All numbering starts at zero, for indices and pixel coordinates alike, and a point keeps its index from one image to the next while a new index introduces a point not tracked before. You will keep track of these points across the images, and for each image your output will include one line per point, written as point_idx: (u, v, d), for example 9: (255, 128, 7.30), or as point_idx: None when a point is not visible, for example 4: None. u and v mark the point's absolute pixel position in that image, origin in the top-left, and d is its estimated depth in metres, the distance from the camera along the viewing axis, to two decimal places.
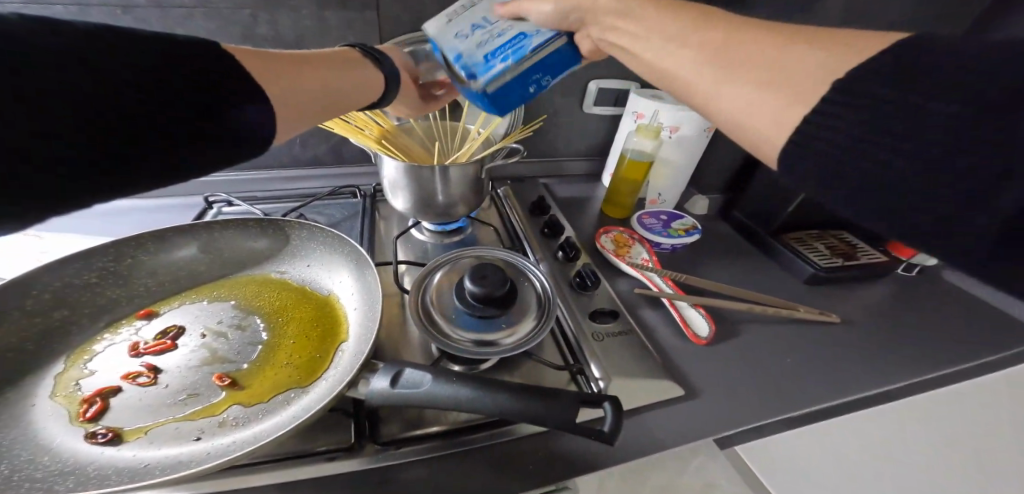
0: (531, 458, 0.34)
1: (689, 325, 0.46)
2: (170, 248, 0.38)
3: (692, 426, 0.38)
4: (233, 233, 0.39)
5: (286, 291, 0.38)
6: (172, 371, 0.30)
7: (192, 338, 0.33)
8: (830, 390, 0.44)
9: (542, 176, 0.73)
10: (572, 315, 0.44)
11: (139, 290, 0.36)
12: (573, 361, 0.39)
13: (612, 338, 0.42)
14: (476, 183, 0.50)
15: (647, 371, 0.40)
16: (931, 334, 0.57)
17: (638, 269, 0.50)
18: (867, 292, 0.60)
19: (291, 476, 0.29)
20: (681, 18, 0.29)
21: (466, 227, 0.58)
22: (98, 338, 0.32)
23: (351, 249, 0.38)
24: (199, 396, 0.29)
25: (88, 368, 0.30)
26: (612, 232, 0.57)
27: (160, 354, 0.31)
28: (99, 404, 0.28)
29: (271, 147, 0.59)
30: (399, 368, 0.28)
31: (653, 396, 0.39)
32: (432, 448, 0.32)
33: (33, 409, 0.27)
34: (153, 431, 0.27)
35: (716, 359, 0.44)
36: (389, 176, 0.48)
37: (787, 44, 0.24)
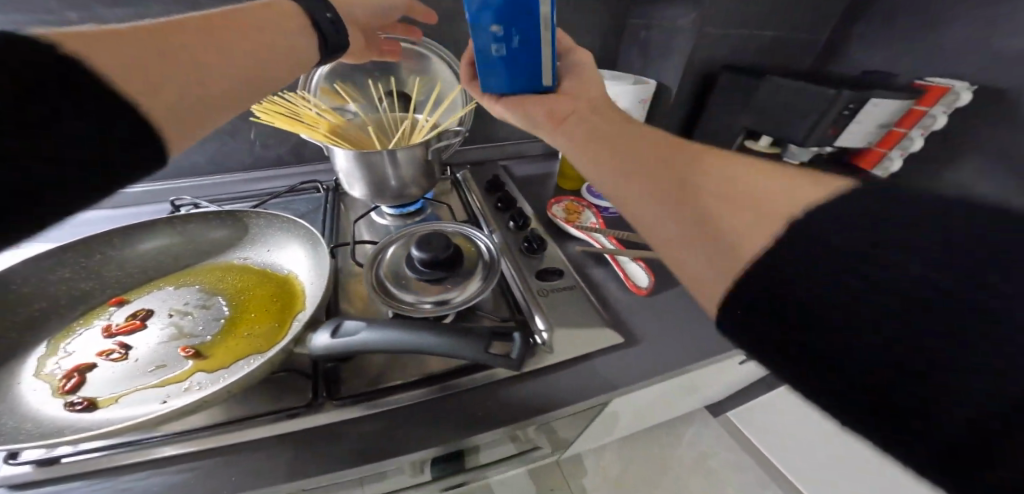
0: (481, 402, 0.37)
1: (629, 277, 0.49)
2: (137, 242, 0.41)
3: (631, 363, 0.42)
4: (195, 226, 0.42)
5: (249, 273, 0.41)
6: (142, 347, 0.33)
7: (160, 318, 0.36)
8: None
9: (499, 159, 0.77)
10: (521, 276, 0.47)
11: (111, 283, 0.39)
12: (519, 314, 0.43)
13: (555, 292, 0.46)
14: (424, 165, 0.53)
15: (587, 319, 0.44)
16: None
17: (584, 231, 0.54)
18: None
19: (257, 430, 0.32)
20: (648, 142, 0.30)
21: (425, 208, 0.62)
22: (73, 326, 0.35)
23: (304, 229, 0.41)
24: (167, 366, 0.32)
25: (65, 350, 0.33)
26: (563, 202, 0.61)
27: (130, 333, 0.34)
28: (76, 378, 0.31)
29: (233, 150, 0.62)
30: (340, 321, 0.31)
31: (596, 342, 0.42)
32: (388, 397, 0.36)
33: (16, 386, 0.30)
34: (124, 398, 0.30)
35: (656, 305, 0.48)
36: (341, 167, 0.51)
37: (745, 174, 0.23)
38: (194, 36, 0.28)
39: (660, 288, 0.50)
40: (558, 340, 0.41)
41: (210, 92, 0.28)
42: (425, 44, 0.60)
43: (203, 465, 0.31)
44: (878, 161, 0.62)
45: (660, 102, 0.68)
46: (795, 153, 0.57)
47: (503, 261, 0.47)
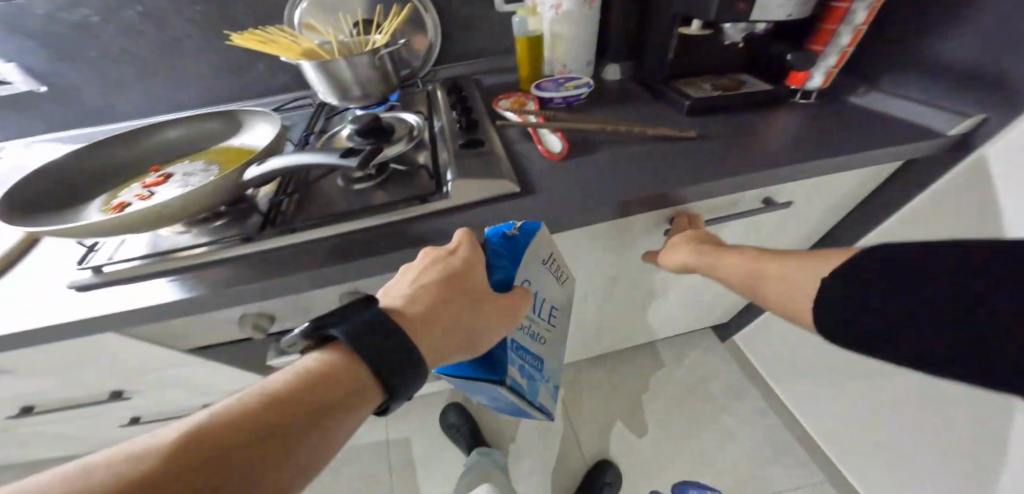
0: (389, 237, 0.43)
1: (545, 146, 0.53)
2: (165, 131, 0.55)
3: (530, 205, 0.44)
4: (201, 121, 0.55)
5: (236, 150, 0.53)
6: (160, 191, 0.46)
7: (175, 177, 0.49)
8: (684, 175, 0.50)
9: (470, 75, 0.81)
10: (449, 146, 0.52)
11: (145, 159, 0.53)
12: (435, 172, 0.49)
13: (471, 155, 0.49)
14: (379, 71, 0.62)
15: (492, 175, 0.46)
16: (837, 134, 0.57)
17: (514, 112, 0.59)
18: (766, 117, 0.62)
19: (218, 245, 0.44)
20: (782, 267, 0.40)
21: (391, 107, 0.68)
22: (119, 183, 0.50)
23: (273, 117, 0.52)
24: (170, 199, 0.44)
25: (117, 194, 0.48)
26: (512, 97, 0.65)
27: (156, 185, 0.48)
28: (120, 205, 0.44)
29: (243, 85, 0.75)
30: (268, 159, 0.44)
31: (494, 190, 0.45)
32: (310, 227, 0.43)
33: (85, 211, 0.45)
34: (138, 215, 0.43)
35: (575, 165, 0.51)
36: (310, 78, 0.61)
37: (847, 270, 0.35)
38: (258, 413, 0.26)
39: (581, 156, 0.53)
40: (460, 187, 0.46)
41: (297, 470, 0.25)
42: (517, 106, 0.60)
43: (194, 270, 0.43)
44: (830, 39, 0.60)
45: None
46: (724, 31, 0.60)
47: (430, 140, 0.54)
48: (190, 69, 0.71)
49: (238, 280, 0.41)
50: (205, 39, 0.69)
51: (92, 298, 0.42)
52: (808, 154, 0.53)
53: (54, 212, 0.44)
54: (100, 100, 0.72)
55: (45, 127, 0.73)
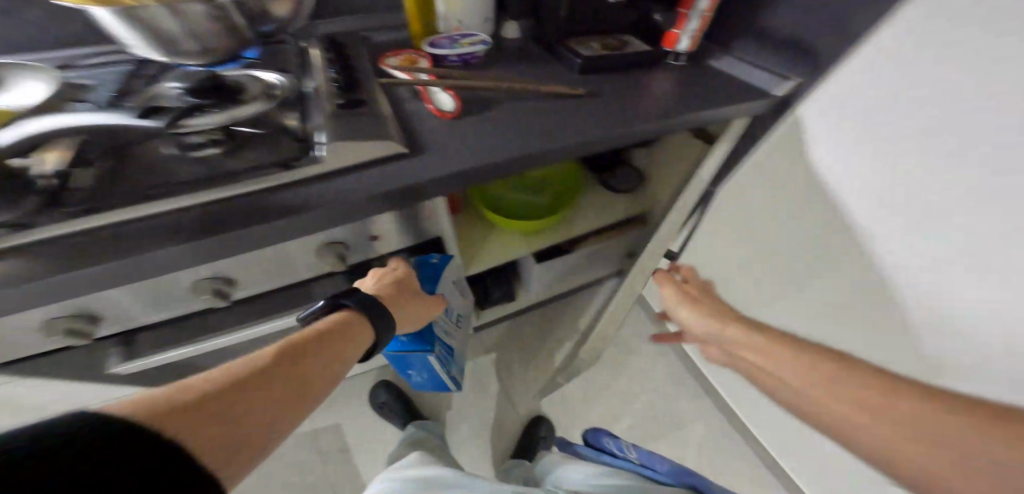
0: (250, 209, 0.38)
1: (437, 105, 0.51)
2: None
3: (414, 170, 0.43)
4: None
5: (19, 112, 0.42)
6: None
7: None
8: (571, 132, 0.51)
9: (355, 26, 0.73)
10: (321, 107, 0.47)
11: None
12: (303, 137, 0.44)
13: (349, 116, 0.45)
14: (219, 19, 0.52)
15: (372, 135, 0.44)
16: (708, 90, 0.63)
17: (403, 69, 0.57)
18: (649, 75, 0.66)
19: None
20: (827, 366, 0.38)
21: (246, 64, 0.60)
22: None
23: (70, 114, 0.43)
24: None
25: None
26: (402, 54, 0.62)
27: None
28: None
29: None
30: None
31: (375, 153, 0.43)
32: (141, 202, 0.37)
33: None
34: None
35: (464, 124, 0.50)
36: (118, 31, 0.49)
37: (906, 401, 0.32)
38: (289, 364, 0.35)
39: (473, 114, 0.52)
40: (334, 149, 0.42)
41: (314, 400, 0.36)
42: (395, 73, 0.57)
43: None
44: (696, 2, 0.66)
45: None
46: None
47: (302, 100, 0.49)
48: None
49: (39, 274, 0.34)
50: None
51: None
52: (682, 108, 0.58)
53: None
54: None
55: None
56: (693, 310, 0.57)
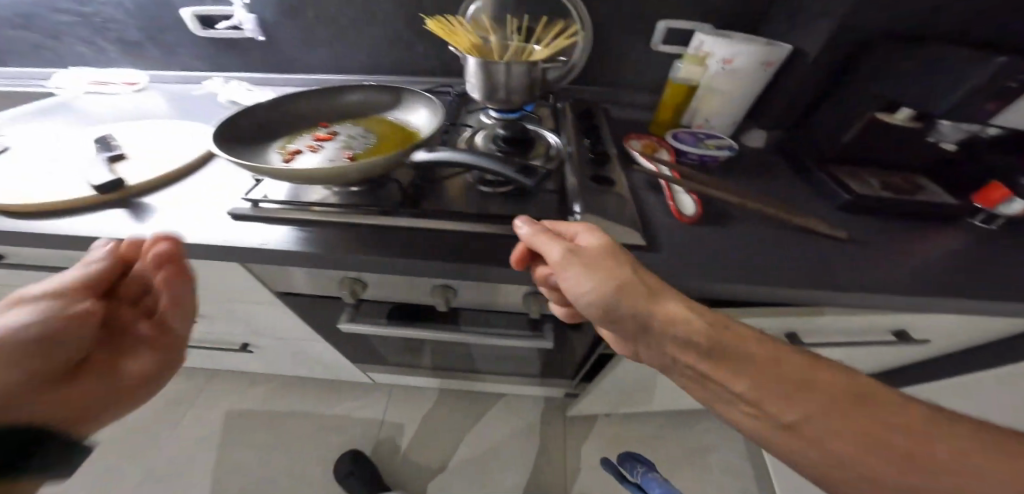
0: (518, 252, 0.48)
1: (677, 204, 0.52)
2: (347, 94, 0.58)
3: (640, 265, 0.46)
4: (356, 88, 0.59)
5: (405, 131, 0.54)
6: (327, 149, 0.51)
7: (336, 139, 0.53)
8: (813, 277, 0.45)
9: (603, 101, 0.84)
10: (582, 180, 0.55)
11: (327, 110, 0.57)
12: (565, 202, 0.52)
13: (605, 193, 0.53)
14: (529, 81, 0.66)
15: (619, 222, 0.49)
16: (1009, 286, 0.48)
17: (651, 160, 0.60)
18: (923, 234, 0.54)
19: (372, 219, 0.49)
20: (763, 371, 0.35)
21: (523, 116, 0.73)
22: (302, 130, 0.55)
23: (433, 99, 0.55)
24: (336, 158, 0.50)
25: (293, 141, 0.52)
26: (644, 140, 0.67)
27: (326, 141, 0.52)
28: (296, 153, 0.50)
29: (410, 59, 0.87)
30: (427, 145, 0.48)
31: (622, 236, 0.48)
32: (443, 221, 0.50)
33: (262, 153, 0.49)
34: (309, 166, 0.47)
35: (688, 232, 0.50)
36: (471, 69, 0.66)
37: (795, 387, 0.34)
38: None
39: (703, 219, 0.52)
40: (590, 225, 0.48)
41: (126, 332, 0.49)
42: (646, 163, 0.61)
43: (314, 227, 0.49)
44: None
45: (798, 63, 0.62)
46: (938, 128, 0.54)
47: (570, 163, 0.58)
48: (370, 39, 0.84)
49: (345, 249, 0.47)
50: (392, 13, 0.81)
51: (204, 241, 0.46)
52: (955, 291, 0.46)
53: (231, 147, 0.44)
54: (291, 41, 0.85)
55: (239, 67, 0.88)
56: (595, 281, 0.36)
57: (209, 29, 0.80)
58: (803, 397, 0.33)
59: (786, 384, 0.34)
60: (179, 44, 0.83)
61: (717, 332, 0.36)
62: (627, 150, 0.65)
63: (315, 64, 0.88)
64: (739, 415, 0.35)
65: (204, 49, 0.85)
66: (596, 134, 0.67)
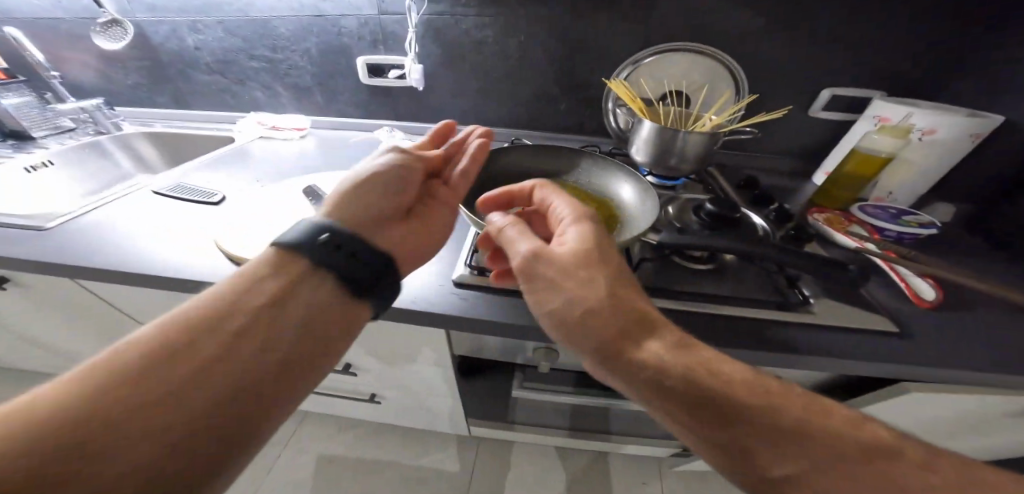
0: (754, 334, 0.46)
1: (913, 289, 0.50)
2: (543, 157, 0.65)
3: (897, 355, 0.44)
4: (550, 155, 0.65)
5: (603, 201, 0.58)
6: (537, 217, 0.55)
7: (539, 207, 0.58)
8: None
9: (748, 166, 0.84)
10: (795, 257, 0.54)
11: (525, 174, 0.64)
12: (787, 279, 0.51)
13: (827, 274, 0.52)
14: (705, 152, 0.68)
15: (857, 306, 0.48)
16: None
17: (854, 238, 0.58)
18: None
19: None
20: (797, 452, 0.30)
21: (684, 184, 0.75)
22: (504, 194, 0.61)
23: (630, 171, 0.59)
24: (551, 227, 0.53)
25: (501, 205, 0.58)
26: (826, 213, 0.65)
27: (528, 206, 0.58)
28: (511, 222, 0.54)
29: (550, 116, 0.91)
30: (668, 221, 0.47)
31: (869, 323, 0.46)
32: (665, 297, 0.49)
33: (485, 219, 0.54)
34: (533, 236, 0.51)
35: (930, 320, 0.48)
36: (644, 137, 0.70)
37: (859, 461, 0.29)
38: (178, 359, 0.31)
39: (941, 307, 0.49)
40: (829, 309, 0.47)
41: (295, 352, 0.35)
42: (848, 239, 0.58)
43: (533, 294, 0.51)
44: None
45: (1003, 138, 0.61)
46: None
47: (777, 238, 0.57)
48: (516, 96, 0.88)
49: None
50: (543, 74, 0.84)
51: (443, 301, 0.51)
52: None
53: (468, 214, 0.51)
54: (441, 96, 0.90)
55: (390, 116, 0.94)
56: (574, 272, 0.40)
57: (376, 76, 0.86)
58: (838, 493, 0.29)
59: (803, 438, 0.30)
60: (342, 92, 0.91)
61: (692, 359, 0.35)
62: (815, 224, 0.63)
63: (459, 117, 0.93)
64: (734, 463, 0.31)
65: (361, 98, 0.91)
66: (772, 205, 0.67)
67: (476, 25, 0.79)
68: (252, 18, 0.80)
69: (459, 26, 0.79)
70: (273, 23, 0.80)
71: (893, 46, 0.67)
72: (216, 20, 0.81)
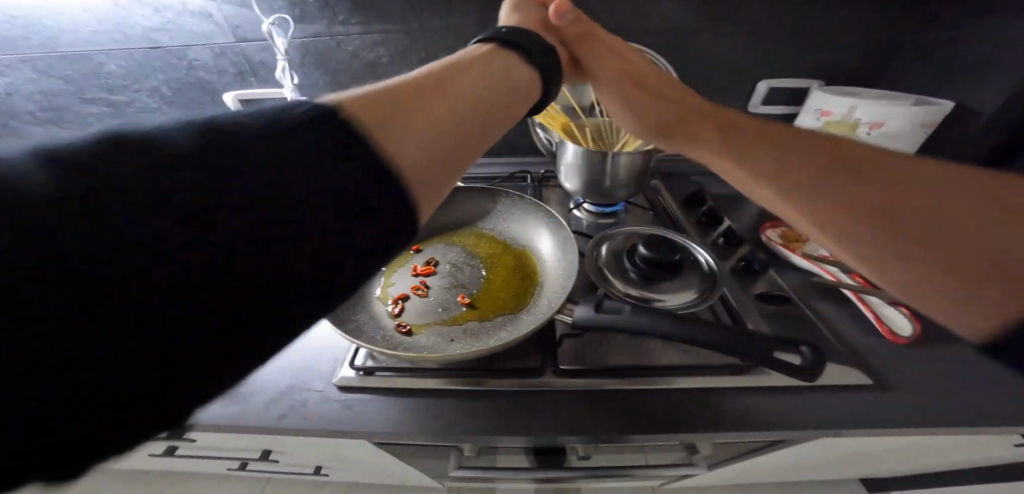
0: (700, 409, 0.40)
1: (885, 322, 0.44)
2: (451, 204, 0.58)
3: (880, 417, 0.36)
4: (463, 199, 0.58)
5: (516, 257, 0.51)
6: (436, 292, 0.48)
7: (442, 275, 0.50)
8: None
9: (694, 173, 0.77)
10: (737, 296, 0.48)
11: (432, 228, 0.56)
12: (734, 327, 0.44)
13: (782, 317, 0.45)
14: (641, 170, 0.59)
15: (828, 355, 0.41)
16: None
17: (814, 262, 0.51)
18: None
19: (493, 383, 0.44)
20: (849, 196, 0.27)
21: (623, 210, 0.68)
22: (401, 259, 0.52)
23: (547, 216, 0.53)
24: (450, 308, 0.46)
25: (393, 280, 0.49)
26: (781, 228, 0.58)
27: (428, 276, 0.49)
28: (401, 306, 0.46)
29: None
30: (600, 298, 0.37)
31: (842, 377, 0.39)
32: (578, 381, 0.43)
33: (371, 303, 0.46)
34: (428, 329, 0.44)
35: (913, 363, 0.40)
36: (568, 162, 0.61)
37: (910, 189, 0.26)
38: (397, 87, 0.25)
39: (918, 342, 0.42)
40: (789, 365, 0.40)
41: (476, 112, 0.27)
42: (804, 261, 0.52)
43: (428, 393, 0.45)
44: None
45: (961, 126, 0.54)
46: None
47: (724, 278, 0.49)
48: None
49: (469, 425, 0.42)
50: None
51: (314, 412, 0.45)
52: None
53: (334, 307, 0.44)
54: None
55: None
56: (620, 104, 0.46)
57: None
58: (1004, 233, 0.22)
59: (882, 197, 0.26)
60: None
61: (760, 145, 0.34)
62: (772, 241, 0.56)
63: None
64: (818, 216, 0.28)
65: None
66: (718, 225, 0.61)
67: (362, 45, 0.66)
68: (68, 55, 0.64)
69: (342, 48, 0.66)
70: (99, 60, 0.64)
71: (834, 28, 0.59)
72: (22, 60, 0.64)
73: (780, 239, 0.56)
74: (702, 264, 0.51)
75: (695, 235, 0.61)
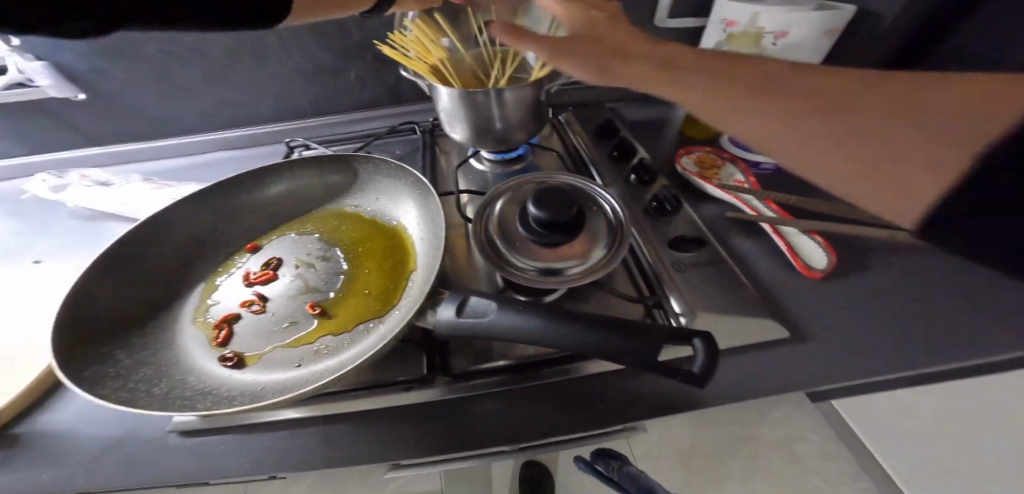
0: (610, 392, 0.34)
1: (800, 255, 0.39)
2: (296, 179, 0.45)
3: (794, 372, 0.32)
4: (311, 170, 0.45)
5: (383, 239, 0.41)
6: (277, 302, 0.36)
7: (287, 279, 0.38)
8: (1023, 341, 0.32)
9: (607, 101, 0.67)
10: (650, 246, 0.41)
11: (269, 216, 0.43)
12: (649, 291, 0.37)
13: (699, 266, 0.39)
14: (533, 106, 0.49)
15: (742, 308, 0.35)
16: None
17: (729, 191, 0.44)
18: None
19: (373, 402, 0.35)
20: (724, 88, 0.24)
21: (528, 156, 0.57)
22: (230, 265, 0.40)
23: (415, 179, 0.42)
24: (298, 322, 0.35)
25: (215, 298, 0.37)
26: (695, 154, 0.51)
27: (266, 283, 0.38)
28: (226, 330, 0.34)
29: (339, 90, 0.63)
30: (464, 297, 0.28)
31: (752, 333, 0.34)
32: (472, 385, 0.35)
33: (182, 335, 0.34)
34: (266, 357, 0.33)
35: (826, 297, 0.36)
36: (444, 106, 0.48)
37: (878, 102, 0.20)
38: None
39: (831, 273, 0.38)
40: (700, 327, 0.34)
41: None
42: (721, 192, 0.45)
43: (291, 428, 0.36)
44: None
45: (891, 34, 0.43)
46: None
47: (633, 228, 0.42)
48: (272, 69, 0.59)
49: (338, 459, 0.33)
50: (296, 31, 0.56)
51: (141, 467, 0.33)
52: None
53: (112, 352, 0.31)
54: (156, 105, 0.61)
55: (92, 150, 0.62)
56: None
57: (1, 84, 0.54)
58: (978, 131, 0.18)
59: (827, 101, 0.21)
60: None
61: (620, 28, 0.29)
62: (688, 173, 0.48)
63: (210, 119, 0.63)
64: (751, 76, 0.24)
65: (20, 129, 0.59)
66: (632, 160, 0.53)
67: None
68: None
69: None
70: None
71: None
72: None
73: (695, 169, 0.49)
74: (608, 215, 0.42)
75: (609, 175, 0.52)
